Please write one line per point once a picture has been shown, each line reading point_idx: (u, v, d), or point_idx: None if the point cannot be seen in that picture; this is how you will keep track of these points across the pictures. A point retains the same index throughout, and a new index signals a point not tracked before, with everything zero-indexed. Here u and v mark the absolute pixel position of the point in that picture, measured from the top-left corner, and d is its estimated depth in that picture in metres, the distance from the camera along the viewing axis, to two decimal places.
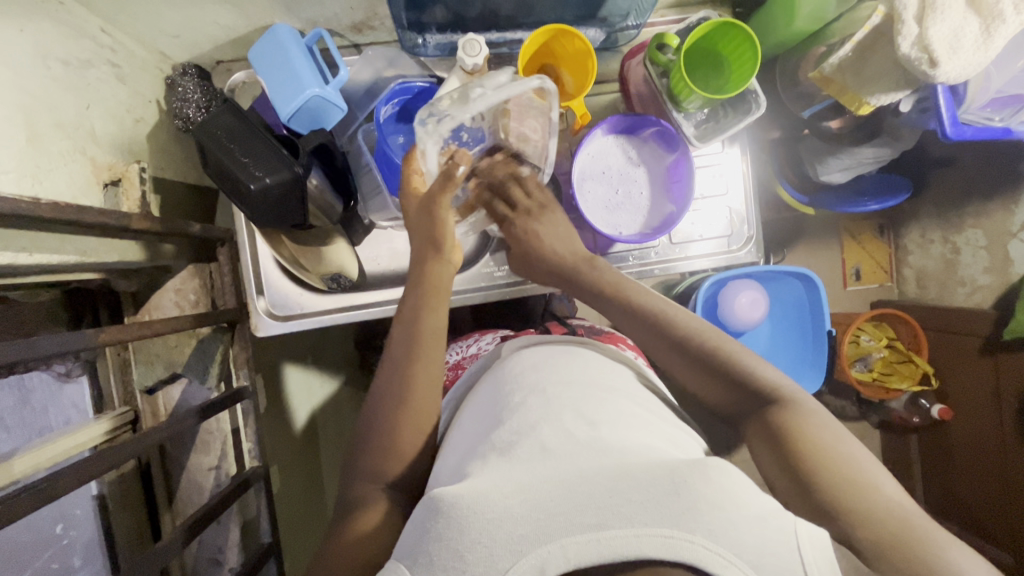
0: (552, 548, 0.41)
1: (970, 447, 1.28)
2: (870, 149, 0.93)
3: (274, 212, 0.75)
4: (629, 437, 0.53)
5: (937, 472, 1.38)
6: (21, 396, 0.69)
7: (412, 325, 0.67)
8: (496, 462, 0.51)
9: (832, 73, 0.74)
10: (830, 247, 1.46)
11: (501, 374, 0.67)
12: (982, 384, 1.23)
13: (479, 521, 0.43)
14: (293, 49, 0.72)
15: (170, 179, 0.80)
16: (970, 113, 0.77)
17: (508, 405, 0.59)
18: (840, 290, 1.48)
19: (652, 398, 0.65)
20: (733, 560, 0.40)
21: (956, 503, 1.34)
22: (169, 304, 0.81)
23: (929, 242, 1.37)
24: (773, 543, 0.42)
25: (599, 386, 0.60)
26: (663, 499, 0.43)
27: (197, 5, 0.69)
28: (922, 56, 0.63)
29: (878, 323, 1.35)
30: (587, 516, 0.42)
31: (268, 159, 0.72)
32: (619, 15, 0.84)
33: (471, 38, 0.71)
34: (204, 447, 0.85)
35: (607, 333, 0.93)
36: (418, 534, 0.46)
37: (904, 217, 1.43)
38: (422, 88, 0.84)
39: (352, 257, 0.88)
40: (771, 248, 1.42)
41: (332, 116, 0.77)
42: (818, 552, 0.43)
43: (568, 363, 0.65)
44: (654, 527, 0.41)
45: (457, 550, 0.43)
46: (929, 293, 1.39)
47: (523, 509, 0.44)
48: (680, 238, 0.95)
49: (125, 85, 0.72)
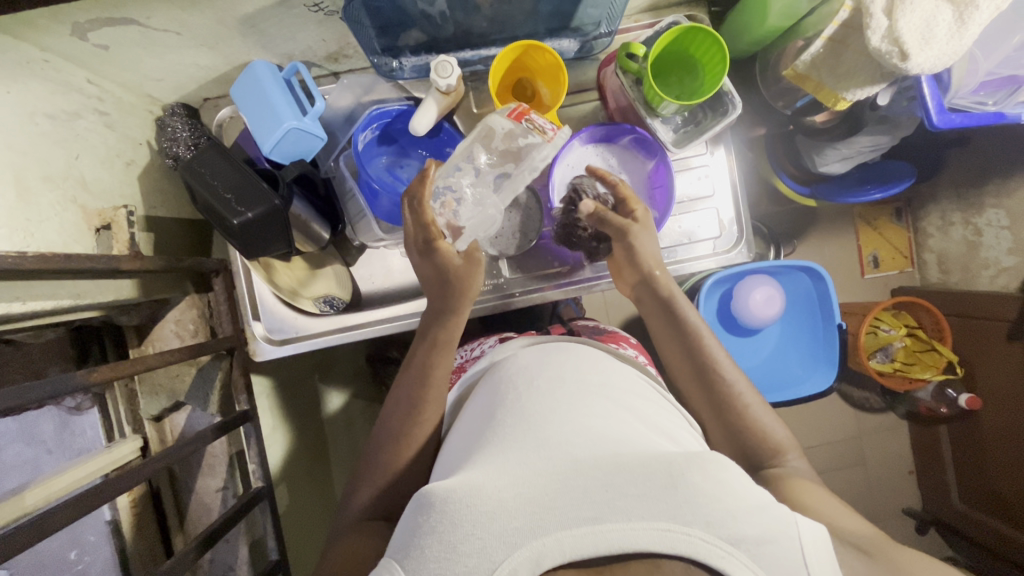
0: (547, 540, 0.42)
1: (1002, 439, 1.25)
2: (866, 138, 0.91)
3: (259, 243, 0.76)
4: (622, 429, 0.54)
5: (970, 466, 1.35)
6: (62, 421, 0.75)
7: (422, 367, 0.71)
8: (488, 456, 0.51)
9: (807, 70, 0.71)
10: (845, 235, 1.46)
11: (497, 374, 0.66)
12: (1008, 367, 1.21)
13: (473, 514, 0.44)
14: (270, 84, 0.75)
15: (163, 217, 0.83)
16: (960, 98, 0.77)
17: (503, 405, 0.58)
18: (857, 278, 1.48)
19: (645, 394, 0.64)
20: (732, 551, 0.42)
21: (991, 496, 1.30)
22: (169, 335, 0.84)
23: (949, 225, 1.37)
24: (772, 532, 0.44)
25: (593, 385, 0.60)
26: (661, 491, 0.44)
27: (177, 50, 0.72)
28: (892, 49, 0.62)
29: (897, 311, 1.34)
30: (583, 510, 0.43)
31: (249, 193, 0.73)
32: (592, 23, 0.84)
33: (443, 60, 0.76)
34: (211, 470, 0.87)
35: (611, 332, 0.96)
36: (410, 529, 0.47)
37: (923, 200, 1.43)
38: (400, 111, 0.87)
39: (343, 284, 0.94)
40: (782, 240, 1.43)
41: (311, 147, 0.79)
42: (821, 549, 0.45)
43: (560, 360, 0.65)
44: (651, 521, 0.43)
45: (450, 543, 0.43)
46: (952, 278, 1.39)
47: (517, 502, 0.45)
48: (668, 242, 0.94)
49: (114, 131, 0.75)
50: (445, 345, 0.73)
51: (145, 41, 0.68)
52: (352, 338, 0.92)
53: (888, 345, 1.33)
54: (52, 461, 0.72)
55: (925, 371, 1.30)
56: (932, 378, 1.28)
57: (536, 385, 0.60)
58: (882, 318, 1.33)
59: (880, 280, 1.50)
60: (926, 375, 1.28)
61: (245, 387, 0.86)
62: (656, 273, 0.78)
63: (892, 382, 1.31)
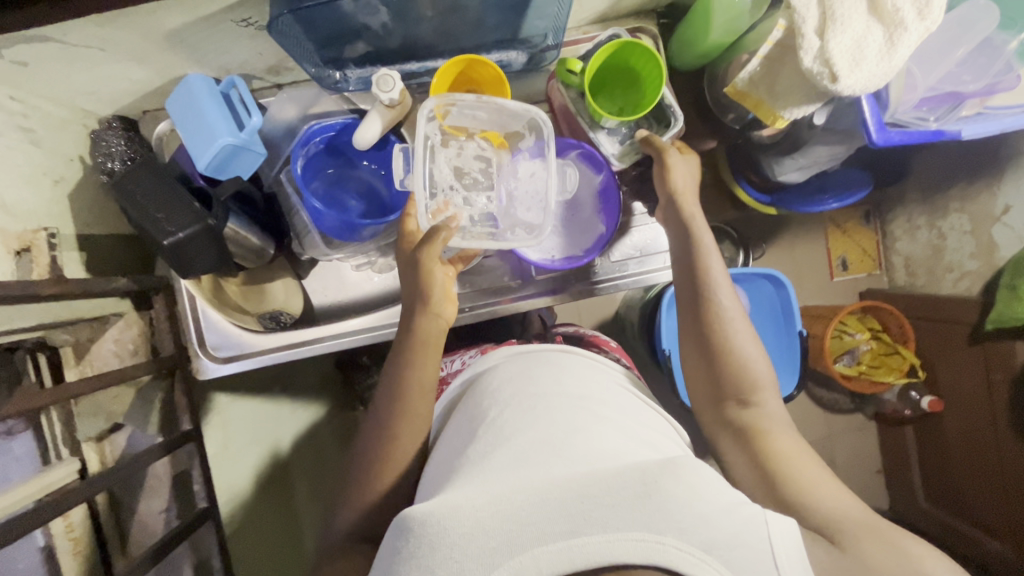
0: (524, 558, 0.45)
1: (964, 439, 1.28)
2: (824, 148, 0.93)
3: (193, 263, 0.75)
4: (605, 438, 0.57)
5: (936, 466, 1.38)
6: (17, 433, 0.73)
7: (398, 380, 0.68)
8: (468, 476, 0.54)
9: (746, 87, 0.70)
10: (815, 238, 1.47)
11: (477, 388, 0.68)
12: (971, 370, 1.24)
13: (451, 536, 0.47)
14: (205, 100, 0.73)
15: (97, 235, 0.81)
16: (903, 114, 0.78)
17: (485, 420, 0.61)
18: (827, 281, 1.49)
19: (624, 399, 0.67)
20: (705, 557, 0.44)
21: (955, 496, 1.33)
22: (108, 355, 0.81)
23: (916, 228, 1.38)
24: (744, 534, 0.48)
25: (575, 394, 0.63)
26: (634, 503, 0.47)
27: (103, 65, 0.70)
28: (823, 70, 0.61)
29: (864, 315, 1.34)
30: (560, 526, 0.46)
31: (181, 212, 0.71)
32: (539, 35, 0.83)
33: (385, 73, 0.75)
34: (154, 491, 0.86)
35: (592, 337, 0.97)
36: (392, 552, 0.50)
37: (890, 203, 1.44)
38: (343, 124, 0.84)
39: (295, 295, 0.94)
40: (752, 243, 1.43)
41: (250, 161, 0.78)
42: (790, 538, 0.50)
43: (542, 369, 0.67)
44: (627, 532, 0.45)
45: (430, 564, 0.46)
46: (918, 281, 1.41)
47: (495, 520, 0.47)
48: (621, 255, 0.93)
49: (41, 148, 0.73)
50: (426, 358, 0.69)
51: (66, 57, 0.66)
52: (302, 353, 0.92)
53: (854, 348, 1.33)
54: (17, 471, 0.71)
55: (888, 374, 1.32)
56: (895, 381, 1.31)
57: (516, 399, 0.62)
58: (847, 322, 1.33)
59: (849, 283, 1.51)
60: (890, 378, 1.31)
61: (188, 408, 0.86)
62: (682, 195, 0.77)
63: (857, 386, 1.32)
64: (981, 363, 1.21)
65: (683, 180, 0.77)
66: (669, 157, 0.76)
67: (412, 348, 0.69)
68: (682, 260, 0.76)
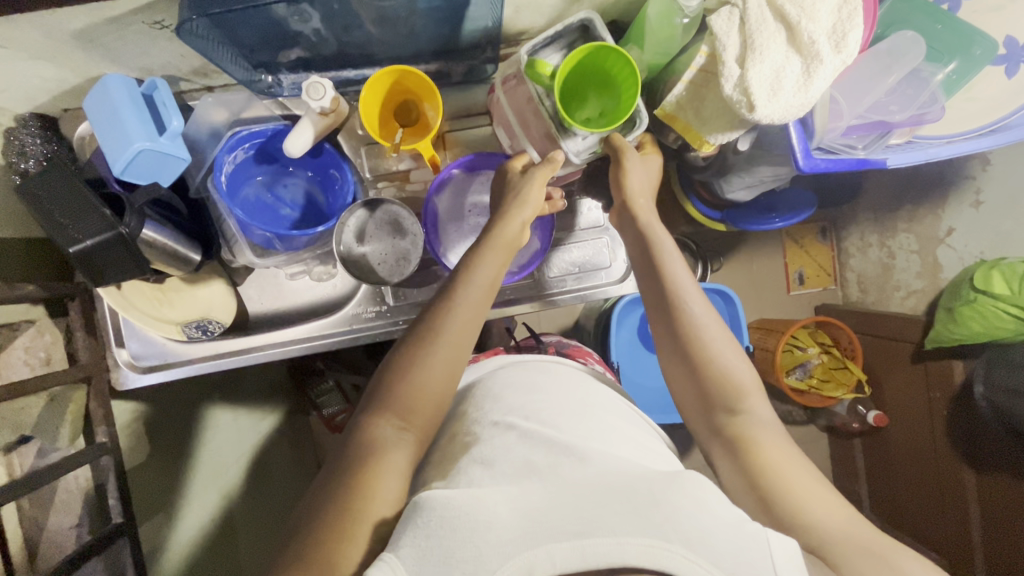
0: (538, 552, 0.46)
1: (907, 453, 1.31)
2: (765, 168, 0.93)
3: (106, 270, 0.72)
4: (616, 455, 0.60)
5: (881, 478, 1.40)
6: None
7: (431, 341, 0.67)
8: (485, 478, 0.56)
9: (674, 110, 0.71)
10: (773, 252, 1.49)
11: (484, 394, 0.71)
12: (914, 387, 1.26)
13: (470, 522, 0.49)
14: (123, 102, 0.70)
15: (6, 239, 0.77)
16: (832, 141, 0.79)
17: (500, 425, 0.63)
18: (783, 295, 1.51)
19: (628, 419, 0.70)
20: (710, 569, 0.46)
21: (897, 509, 1.36)
22: (18, 362, 0.77)
23: (867, 246, 1.41)
24: (749, 552, 0.49)
25: (583, 411, 0.66)
26: (645, 510, 0.49)
27: (10, 63, 0.66)
28: (741, 98, 0.62)
29: (815, 330, 1.36)
30: (573, 526, 0.48)
31: (88, 218, 0.68)
32: (477, 48, 0.82)
33: (314, 81, 0.72)
34: (66, 507, 0.81)
35: (575, 345, 0.97)
36: (406, 527, 0.52)
37: (845, 219, 1.47)
38: (275, 130, 0.82)
39: (224, 303, 0.90)
40: (710, 256, 1.44)
41: (173, 168, 0.75)
42: (793, 561, 0.50)
43: (548, 385, 0.70)
44: (636, 536, 0.46)
45: (446, 549, 0.48)
46: (868, 297, 1.43)
47: (513, 516, 0.50)
48: (559, 271, 0.93)
49: None
50: (473, 311, 0.70)
51: None
52: (236, 363, 0.91)
53: (805, 362, 1.34)
54: None
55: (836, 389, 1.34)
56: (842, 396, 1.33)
57: (529, 410, 0.65)
58: (798, 337, 1.34)
59: (805, 297, 1.53)
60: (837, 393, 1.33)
61: (105, 419, 0.85)
62: (638, 203, 0.77)
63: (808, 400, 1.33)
64: (923, 380, 1.24)
65: (638, 181, 0.77)
66: (628, 159, 0.75)
67: (499, 244, 0.73)
68: (651, 285, 0.74)
